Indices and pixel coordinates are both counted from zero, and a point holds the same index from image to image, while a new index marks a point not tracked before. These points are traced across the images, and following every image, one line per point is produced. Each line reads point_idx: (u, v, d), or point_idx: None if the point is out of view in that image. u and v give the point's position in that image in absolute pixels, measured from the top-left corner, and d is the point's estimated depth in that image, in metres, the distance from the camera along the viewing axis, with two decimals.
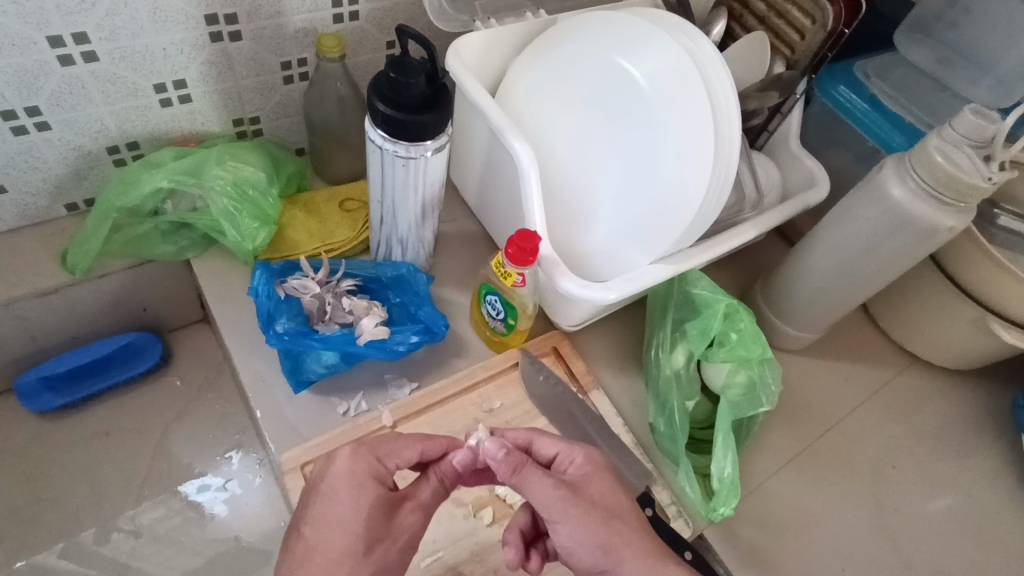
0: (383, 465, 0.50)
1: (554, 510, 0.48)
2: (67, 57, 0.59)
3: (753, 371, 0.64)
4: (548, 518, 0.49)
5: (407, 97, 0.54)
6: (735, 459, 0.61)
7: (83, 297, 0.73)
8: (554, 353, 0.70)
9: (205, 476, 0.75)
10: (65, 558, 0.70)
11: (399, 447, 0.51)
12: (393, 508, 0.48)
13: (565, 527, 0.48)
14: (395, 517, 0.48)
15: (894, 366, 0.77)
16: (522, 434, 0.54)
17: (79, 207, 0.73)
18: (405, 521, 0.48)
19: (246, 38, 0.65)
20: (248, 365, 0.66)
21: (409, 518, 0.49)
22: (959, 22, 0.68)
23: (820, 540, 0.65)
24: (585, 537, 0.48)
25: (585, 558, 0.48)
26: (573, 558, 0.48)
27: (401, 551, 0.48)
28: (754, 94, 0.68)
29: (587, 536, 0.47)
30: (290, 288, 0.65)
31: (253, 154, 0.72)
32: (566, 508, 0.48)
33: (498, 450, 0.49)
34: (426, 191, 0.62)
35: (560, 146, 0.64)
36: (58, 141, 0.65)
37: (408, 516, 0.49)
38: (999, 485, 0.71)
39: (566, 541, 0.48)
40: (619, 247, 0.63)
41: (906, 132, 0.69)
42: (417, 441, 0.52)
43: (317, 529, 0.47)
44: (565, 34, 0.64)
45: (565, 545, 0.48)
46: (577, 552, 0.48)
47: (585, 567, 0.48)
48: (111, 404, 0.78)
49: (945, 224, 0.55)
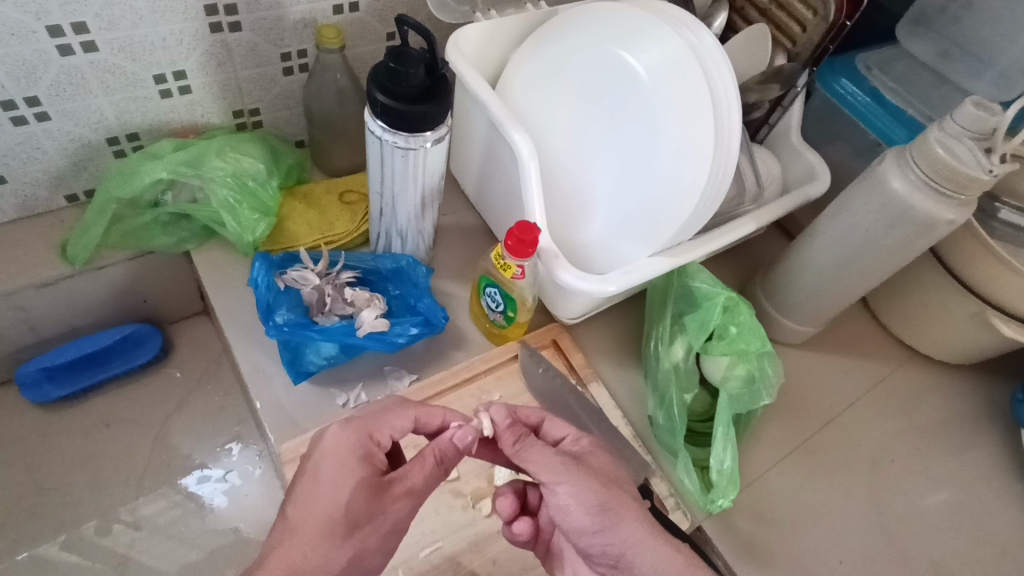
0: (372, 443, 0.50)
1: (557, 471, 0.49)
2: (66, 47, 0.59)
3: (752, 364, 0.64)
4: (548, 480, 0.49)
5: (406, 87, 0.54)
6: (734, 452, 0.61)
7: (83, 289, 0.73)
8: (554, 345, 0.70)
9: (205, 467, 0.76)
10: (67, 549, 0.70)
11: (387, 419, 0.51)
12: (381, 490, 0.47)
13: (566, 487, 0.49)
14: (383, 500, 0.47)
15: (893, 360, 0.77)
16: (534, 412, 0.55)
17: (79, 198, 0.73)
18: (392, 507, 0.47)
19: (246, 28, 0.65)
20: (247, 357, 0.67)
21: (398, 504, 0.48)
22: (961, 16, 0.68)
23: (818, 533, 0.65)
24: (585, 498, 0.48)
25: (584, 518, 0.48)
26: (568, 520, 0.49)
27: (387, 535, 0.47)
28: (754, 86, 0.70)
29: (588, 498, 0.48)
30: (289, 280, 0.65)
31: (253, 146, 0.72)
32: (568, 468, 0.49)
33: (505, 417, 0.52)
34: (426, 183, 0.62)
35: (560, 139, 0.64)
36: (57, 131, 0.65)
37: (397, 501, 0.48)
38: (996, 479, 0.71)
39: (564, 503, 0.48)
40: (618, 240, 0.63)
41: (907, 125, 0.68)
42: (409, 410, 0.53)
43: (300, 509, 0.46)
44: (565, 25, 0.64)
45: (562, 508, 0.49)
46: (573, 512, 0.48)
47: (578, 528, 0.49)
48: (111, 395, 0.78)
49: (945, 217, 0.55)
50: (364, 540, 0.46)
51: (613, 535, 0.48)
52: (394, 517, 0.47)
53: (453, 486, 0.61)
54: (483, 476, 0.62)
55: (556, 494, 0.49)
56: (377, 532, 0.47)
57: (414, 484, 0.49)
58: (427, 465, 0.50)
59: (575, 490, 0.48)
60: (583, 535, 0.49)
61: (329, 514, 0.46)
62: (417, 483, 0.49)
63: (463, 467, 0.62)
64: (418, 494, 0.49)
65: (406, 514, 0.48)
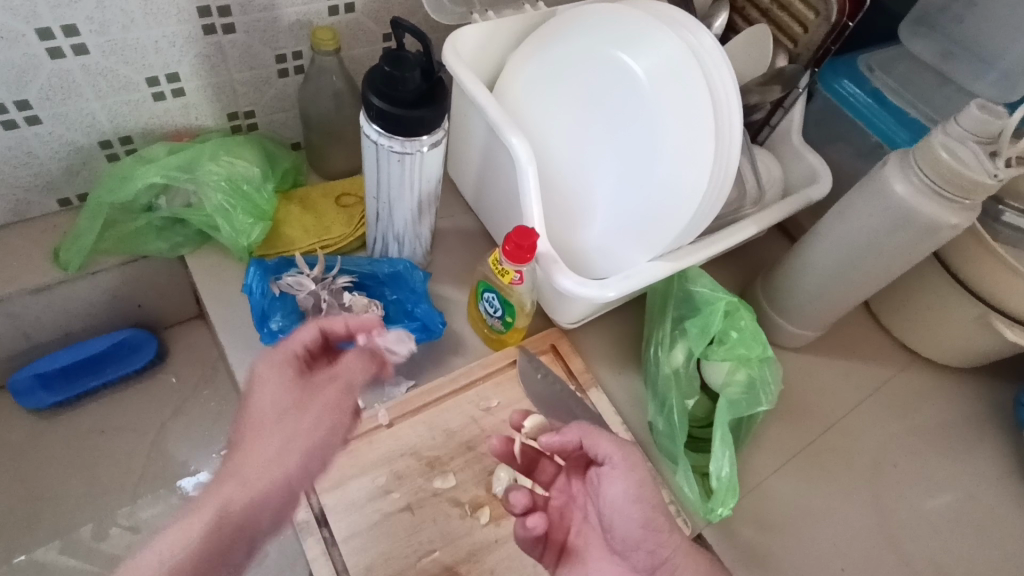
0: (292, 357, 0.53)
1: (629, 465, 0.53)
2: (56, 50, 0.58)
3: (753, 370, 0.64)
4: (619, 473, 0.53)
5: (402, 91, 0.53)
6: (732, 459, 0.60)
7: (77, 294, 0.72)
8: (552, 350, 0.69)
9: (200, 473, 0.75)
10: (65, 554, 0.70)
11: (307, 340, 0.54)
12: (309, 385, 0.51)
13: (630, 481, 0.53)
14: (313, 392, 0.51)
15: (895, 364, 0.77)
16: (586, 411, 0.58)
17: (72, 202, 0.72)
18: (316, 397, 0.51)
19: (240, 30, 0.64)
20: (243, 363, 0.66)
21: (316, 403, 0.51)
22: (964, 15, 0.67)
23: (820, 539, 0.64)
24: (645, 496, 0.53)
25: (639, 512, 0.52)
26: (620, 513, 0.53)
27: (325, 419, 0.51)
28: (755, 88, 0.68)
29: (647, 496, 0.53)
30: (284, 285, 0.64)
31: (247, 150, 0.71)
32: (636, 464, 0.53)
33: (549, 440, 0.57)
34: (423, 188, 0.62)
35: (559, 142, 0.63)
36: (49, 136, 0.64)
37: (329, 388, 0.52)
38: (999, 484, 0.70)
39: (630, 495, 0.53)
40: (618, 245, 0.62)
41: (910, 127, 0.67)
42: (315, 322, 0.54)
43: (242, 428, 0.50)
44: (564, 26, 0.63)
45: (621, 498, 0.53)
46: (636, 505, 0.52)
47: (628, 521, 0.53)
48: (107, 401, 0.78)
49: (950, 222, 0.55)
50: (300, 424, 0.50)
51: (663, 538, 0.52)
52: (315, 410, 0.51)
53: (450, 494, 0.61)
54: (482, 484, 0.62)
55: (621, 484, 0.53)
56: (286, 441, 0.49)
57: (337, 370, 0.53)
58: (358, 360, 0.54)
59: (640, 486, 0.53)
60: (632, 528, 0.52)
61: (267, 420, 0.49)
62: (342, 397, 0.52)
63: (460, 474, 0.62)
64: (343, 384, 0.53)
65: (340, 399, 0.52)
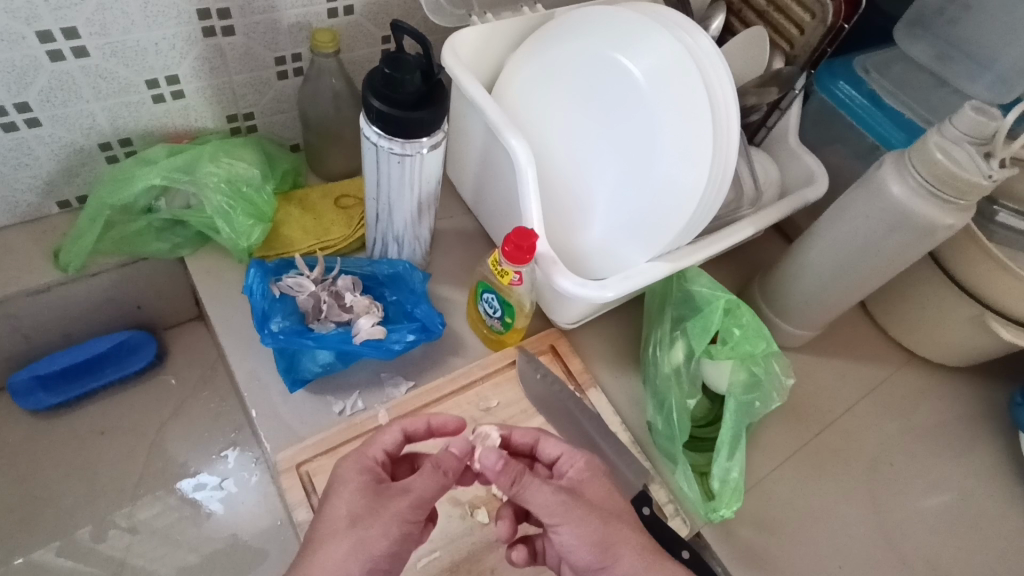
0: (375, 458, 0.52)
1: (558, 514, 0.49)
2: (57, 52, 0.58)
3: (757, 369, 0.65)
4: (549, 522, 0.49)
5: (402, 93, 0.53)
6: (741, 464, 0.62)
7: (76, 295, 0.73)
8: (551, 351, 0.70)
9: (200, 474, 0.75)
10: (64, 555, 0.69)
11: (390, 437, 0.54)
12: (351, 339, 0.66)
13: (569, 527, 0.49)
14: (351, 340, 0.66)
15: (892, 363, 0.77)
16: (529, 433, 0.56)
17: (72, 204, 0.72)
18: (392, 504, 0.48)
19: (240, 33, 0.64)
20: (242, 363, 0.66)
21: (398, 500, 0.48)
22: (959, 18, 0.67)
23: (819, 538, 0.65)
24: (585, 536, 0.49)
25: (586, 556, 0.49)
26: (574, 557, 0.49)
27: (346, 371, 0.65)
28: (752, 90, 0.68)
29: (587, 536, 0.49)
30: (285, 287, 0.65)
31: (246, 151, 0.71)
32: (569, 510, 0.49)
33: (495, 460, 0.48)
34: (422, 188, 0.62)
35: (558, 143, 0.64)
36: (49, 138, 0.64)
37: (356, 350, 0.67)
38: (994, 481, 0.71)
39: (567, 542, 0.49)
40: (617, 246, 0.62)
41: (907, 128, 0.68)
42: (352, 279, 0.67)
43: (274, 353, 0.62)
44: (562, 28, 0.63)
45: (566, 545, 0.49)
46: (576, 551, 0.49)
47: (583, 563, 0.49)
48: (106, 402, 0.78)
49: (945, 222, 0.55)
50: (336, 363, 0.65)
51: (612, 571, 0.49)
52: (392, 513, 0.48)
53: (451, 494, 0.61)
54: (481, 485, 0.62)
55: (560, 533, 0.49)
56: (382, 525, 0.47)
57: (414, 480, 0.49)
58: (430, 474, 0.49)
59: (576, 532, 0.49)
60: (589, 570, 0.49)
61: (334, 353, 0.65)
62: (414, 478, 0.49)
63: None
64: (418, 496, 0.49)
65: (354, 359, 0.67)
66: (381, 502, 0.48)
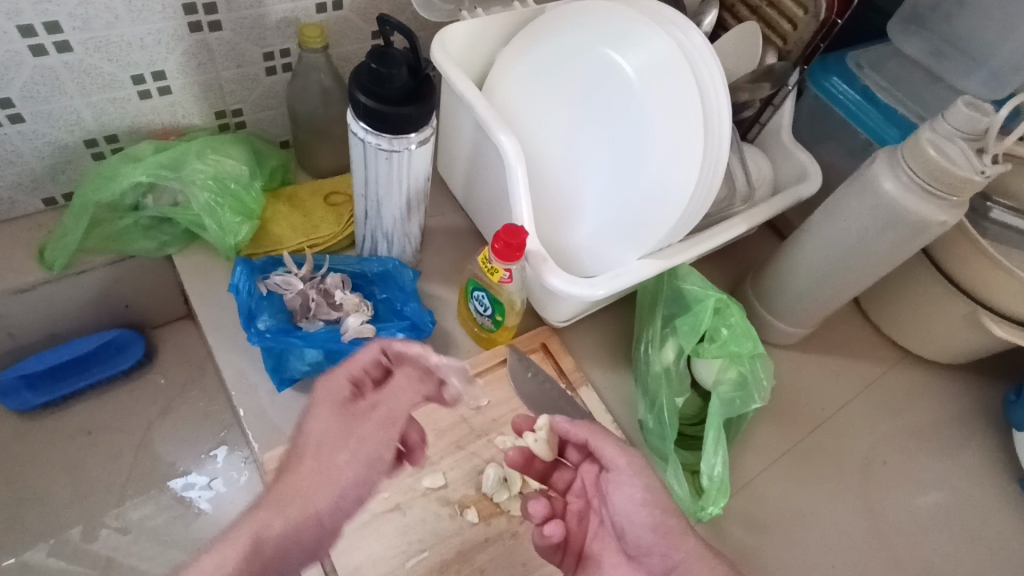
0: (349, 381, 0.53)
1: (636, 469, 0.53)
2: (39, 47, 0.57)
3: (745, 367, 0.63)
4: (628, 478, 0.53)
5: (389, 88, 0.52)
6: (725, 459, 0.61)
7: (63, 293, 0.72)
8: (543, 349, 0.69)
9: (189, 474, 0.74)
10: (54, 556, 0.69)
11: (358, 354, 0.54)
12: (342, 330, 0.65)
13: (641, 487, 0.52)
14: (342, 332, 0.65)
15: (886, 361, 0.77)
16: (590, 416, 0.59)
17: (57, 201, 0.71)
18: (364, 423, 0.53)
19: (226, 28, 0.63)
20: (231, 362, 0.66)
21: (371, 421, 0.53)
22: (953, 14, 0.67)
23: (811, 537, 0.64)
24: (656, 500, 0.51)
25: (653, 520, 0.51)
26: (628, 522, 0.53)
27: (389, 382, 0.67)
28: (745, 86, 0.67)
29: (657, 501, 0.51)
30: (273, 284, 0.64)
31: (234, 147, 0.70)
32: (647, 471, 0.53)
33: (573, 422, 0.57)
34: (411, 185, 0.61)
35: (548, 140, 0.63)
36: (32, 133, 0.63)
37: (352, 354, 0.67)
38: (986, 480, 0.70)
39: (636, 499, 0.52)
40: (607, 244, 0.62)
41: (899, 124, 0.67)
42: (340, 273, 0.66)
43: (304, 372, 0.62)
44: (554, 24, 0.62)
45: (629, 502, 0.52)
46: (644, 512, 0.51)
47: (643, 528, 0.51)
48: (93, 401, 0.77)
49: (937, 220, 0.55)
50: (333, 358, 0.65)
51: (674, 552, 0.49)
52: (368, 431, 0.53)
53: (441, 493, 0.61)
54: (471, 484, 0.61)
55: (630, 487, 0.52)
56: (355, 449, 0.52)
57: (383, 397, 0.54)
58: (406, 385, 0.55)
59: (649, 490, 0.52)
60: (644, 534, 0.51)
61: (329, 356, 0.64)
62: (391, 400, 0.54)
63: (450, 474, 0.62)
64: (388, 409, 0.54)
65: None
66: (353, 428, 0.52)
